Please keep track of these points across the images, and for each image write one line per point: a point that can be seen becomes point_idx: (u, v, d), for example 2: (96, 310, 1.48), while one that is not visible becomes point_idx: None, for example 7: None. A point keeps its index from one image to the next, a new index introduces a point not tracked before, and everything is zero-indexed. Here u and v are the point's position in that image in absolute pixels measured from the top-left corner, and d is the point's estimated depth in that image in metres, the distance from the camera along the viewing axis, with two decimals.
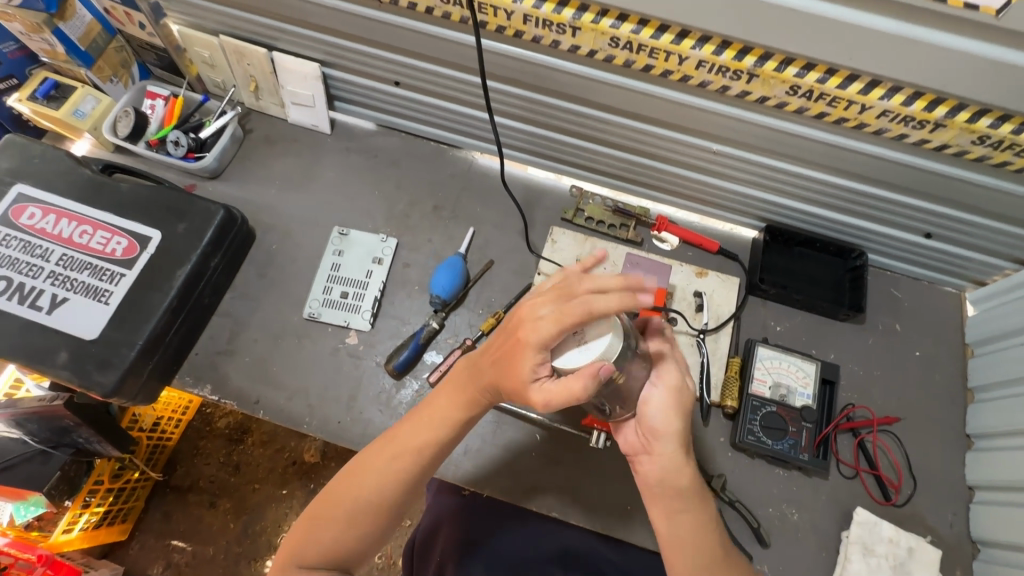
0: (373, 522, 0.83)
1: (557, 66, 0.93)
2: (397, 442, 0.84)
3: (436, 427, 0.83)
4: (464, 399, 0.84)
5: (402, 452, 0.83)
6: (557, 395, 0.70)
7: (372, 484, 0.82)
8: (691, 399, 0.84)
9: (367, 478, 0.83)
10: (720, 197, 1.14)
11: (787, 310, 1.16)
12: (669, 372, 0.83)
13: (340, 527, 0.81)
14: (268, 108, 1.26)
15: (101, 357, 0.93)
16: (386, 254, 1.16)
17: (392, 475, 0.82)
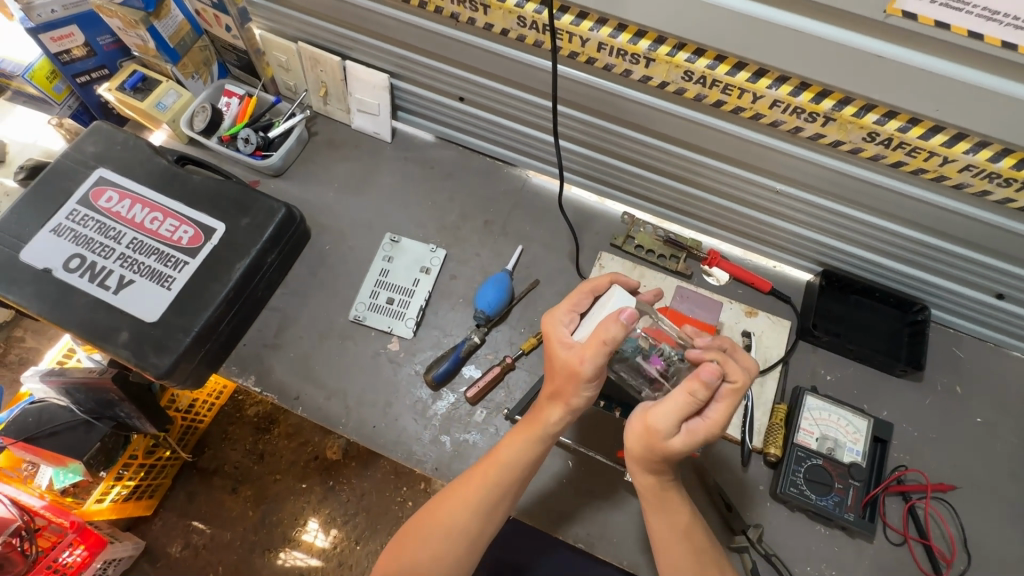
0: (459, 557, 0.83)
1: (626, 94, 0.93)
2: (473, 475, 0.86)
3: (509, 454, 0.86)
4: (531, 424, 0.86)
5: (478, 483, 0.85)
6: (588, 348, 0.76)
7: (454, 516, 0.84)
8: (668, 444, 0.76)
9: (445, 510, 0.85)
10: (777, 237, 1.12)
11: (839, 360, 1.11)
12: (660, 412, 0.76)
13: (428, 553, 0.83)
14: (334, 113, 1.30)
15: (158, 340, 0.96)
16: (434, 264, 1.17)
17: (467, 499, 0.84)
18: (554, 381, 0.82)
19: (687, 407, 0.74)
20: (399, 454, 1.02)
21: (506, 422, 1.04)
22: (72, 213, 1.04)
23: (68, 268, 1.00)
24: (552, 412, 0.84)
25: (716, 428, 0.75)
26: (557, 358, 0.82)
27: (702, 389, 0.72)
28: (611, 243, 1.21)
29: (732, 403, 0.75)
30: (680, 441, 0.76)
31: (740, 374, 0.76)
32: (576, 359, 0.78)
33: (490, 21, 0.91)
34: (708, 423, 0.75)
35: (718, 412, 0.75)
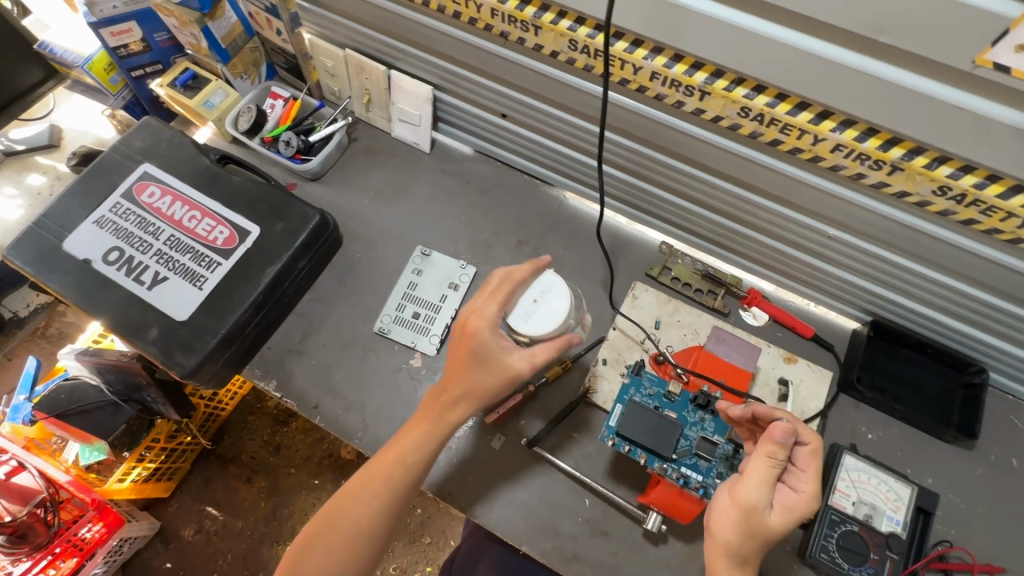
0: (356, 561, 0.81)
1: (675, 125, 0.89)
2: (377, 473, 0.84)
3: (413, 446, 0.85)
4: (435, 418, 0.86)
5: (380, 482, 0.83)
6: (539, 352, 0.85)
7: (353, 518, 0.82)
8: (767, 522, 0.72)
9: (345, 512, 0.82)
10: (825, 282, 1.06)
11: (882, 418, 1.05)
12: (750, 484, 0.73)
13: (324, 559, 0.80)
14: (375, 120, 1.29)
15: (185, 340, 0.97)
16: (463, 281, 1.16)
17: (373, 499, 0.82)
18: (480, 381, 0.84)
19: (772, 473, 0.72)
20: None
21: (523, 452, 1.02)
22: (115, 206, 1.07)
23: (107, 260, 1.02)
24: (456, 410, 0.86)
25: (810, 503, 0.73)
26: (490, 359, 0.83)
27: (782, 450, 0.71)
28: (646, 273, 1.16)
29: (816, 467, 0.75)
30: (779, 517, 0.73)
31: (815, 436, 0.76)
32: (523, 364, 0.84)
33: (540, 42, 0.88)
34: (802, 498, 0.73)
35: (807, 482, 0.74)
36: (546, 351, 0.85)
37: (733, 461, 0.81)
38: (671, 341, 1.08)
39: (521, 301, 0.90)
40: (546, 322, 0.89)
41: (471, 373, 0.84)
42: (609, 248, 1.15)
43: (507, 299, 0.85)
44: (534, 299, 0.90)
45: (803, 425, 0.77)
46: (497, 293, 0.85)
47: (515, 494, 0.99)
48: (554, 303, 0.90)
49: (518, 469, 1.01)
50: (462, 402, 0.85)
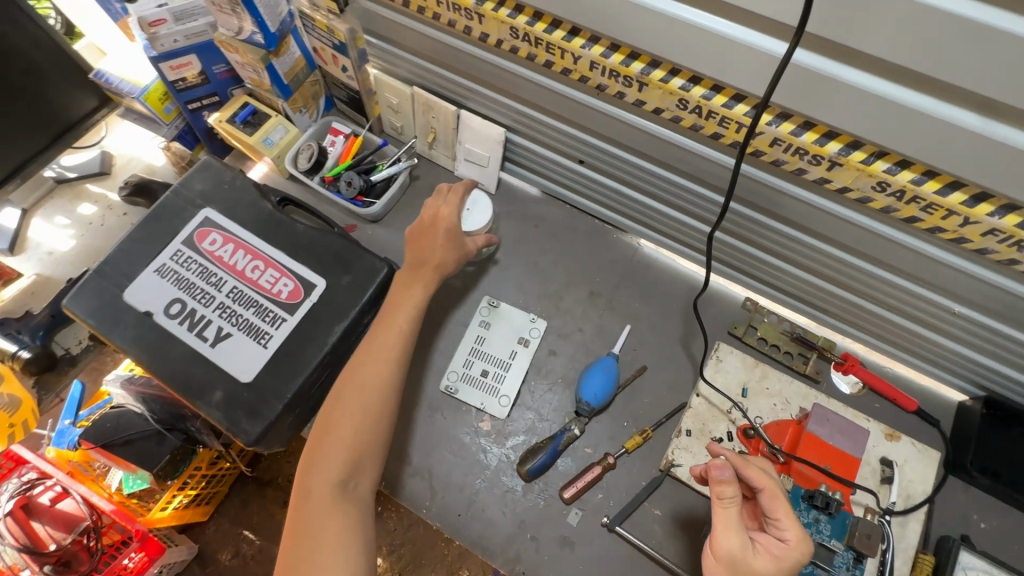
0: (381, 425, 0.84)
1: (790, 191, 0.81)
2: (386, 331, 0.89)
3: (412, 301, 0.92)
4: (425, 278, 0.95)
5: (389, 333, 0.89)
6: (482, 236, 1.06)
7: (367, 385, 0.85)
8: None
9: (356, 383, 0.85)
10: (934, 353, 0.97)
11: (995, 504, 0.96)
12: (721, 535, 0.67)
13: (350, 430, 0.82)
14: (438, 158, 1.23)
15: (251, 404, 0.92)
16: (533, 336, 1.09)
17: (388, 358, 0.87)
18: (443, 249, 0.98)
19: (733, 515, 0.68)
20: (483, 550, 0.95)
21: (602, 530, 0.95)
22: (177, 254, 1.02)
23: (169, 313, 0.98)
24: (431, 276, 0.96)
25: (800, 546, 0.67)
26: (450, 240, 0.99)
27: (728, 487, 0.68)
28: (730, 332, 1.09)
29: (783, 504, 0.70)
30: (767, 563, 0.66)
31: (765, 475, 0.71)
32: (474, 245, 1.04)
33: (642, 98, 0.81)
34: (789, 543, 0.67)
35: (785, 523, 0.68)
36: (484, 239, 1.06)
37: None
38: (760, 412, 1.00)
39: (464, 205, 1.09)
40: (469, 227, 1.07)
41: (437, 243, 0.98)
42: (693, 305, 1.08)
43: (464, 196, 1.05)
44: (467, 208, 1.08)
45: (751, 468, 0.72)
46: (449, 196, 1.04)
47: None
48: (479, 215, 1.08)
49: (598, 550, 0.94)
50: (440, 270, 0.97)
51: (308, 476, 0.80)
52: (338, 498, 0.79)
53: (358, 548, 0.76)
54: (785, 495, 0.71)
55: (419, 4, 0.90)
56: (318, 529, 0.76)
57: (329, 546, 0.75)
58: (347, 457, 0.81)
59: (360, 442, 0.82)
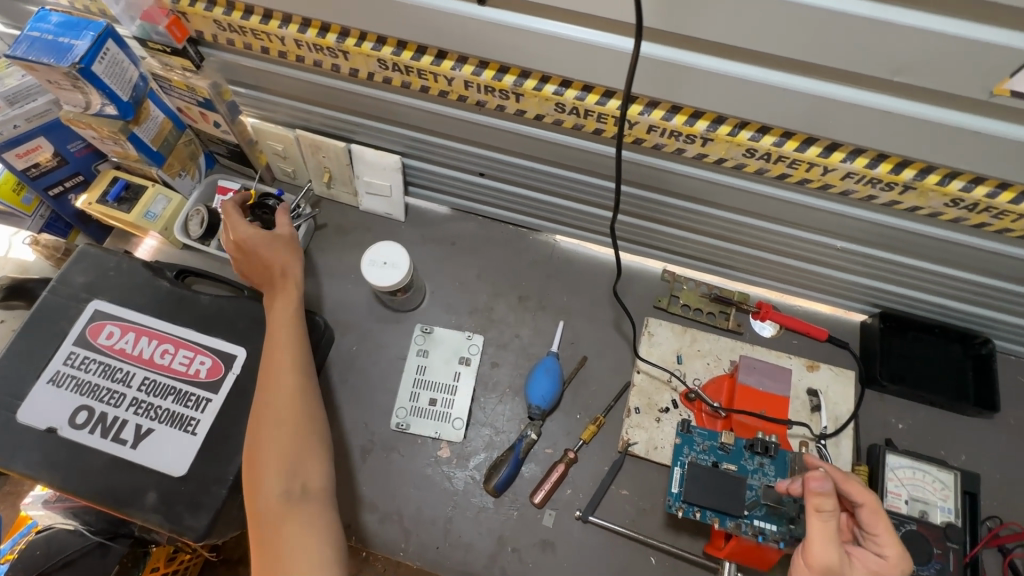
0: (309, 425, 0.81)
1: (675, 170, 0.86)
2: (272, 343, 0.85)
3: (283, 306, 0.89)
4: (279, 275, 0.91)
5: (276, 342, 0.86)
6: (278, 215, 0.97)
7: (280, 395, 0.81)
8: None
9: (274, 382, 0.82)
10: (830, 285, 1.07)
11: (907, 405, 1.07)
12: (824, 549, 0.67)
13: (274, 443, 0.77)
14: (339, 196, 1.20)
15: (192, 498, 0.86)
16: (473, 353, 1.10)
17: (287, 358, 0.84)
18: (263, 254, 0.91)
19: (833, 529, 0.68)
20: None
21: (578, 524, 0.97)
22: (70, 357, 0.92)
23: (76, 424, 0.89)
24: (284, 281, 0.91)
25: (897, 564, 0.72)
26: (259, 241, 0.91)
27: (829, 500, 0.68)
28: (655, 306, 1.14)
29: (885, 525, 0.73)
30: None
31: (866, 492, 0.74)
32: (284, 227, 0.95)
33: (522, 108, 0.83)
34: (888, 561, 0.72)
35: (886, 543, 0.73)
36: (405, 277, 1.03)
37: None
38: (697, 374, 1.06)
39: (389, 245, 1.01)
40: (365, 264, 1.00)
41: (254, 255, 0.91)
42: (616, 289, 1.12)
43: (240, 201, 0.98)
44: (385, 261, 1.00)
45: (851, 483, 0.75)
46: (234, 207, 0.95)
47: (581, 571, 0.95)
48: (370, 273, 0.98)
49: (578, 544, 0.96)
50: (283, 266, 0.92)
51: (251, 494, 0.76)
52: (287, 507, 0.74)
53: (323, 548, 0.73)
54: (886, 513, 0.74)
55: (279, 49, 0.87)
56: (273, 538, 0.73)
57: (295, 561, 0.71)
58: (282, 465, 0.76)
59: (294, 452, 0.78)
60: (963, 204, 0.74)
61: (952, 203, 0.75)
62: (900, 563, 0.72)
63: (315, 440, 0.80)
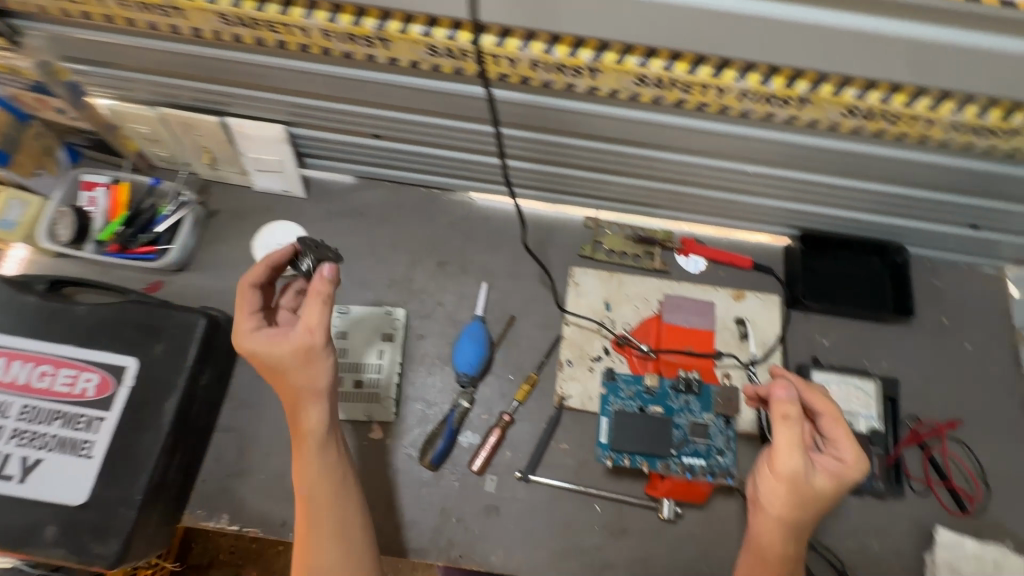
0: (348, 506, 0.80)
1: (571, 108, 0.80)
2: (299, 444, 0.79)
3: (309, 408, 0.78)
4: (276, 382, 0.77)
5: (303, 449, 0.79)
6: (309, 313, 0.74)
7: (322, 490, 0.79)
8: (813, 487, 0.74)
9: (328, 480, 0.80)
10: (750, 212, 1.05)
11: (831, 322, 1.09)
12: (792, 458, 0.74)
13: (330, 555, 0.77)
14: (229, 178, 1.09)
15: (97, 524, 0.80)
16: (396, 328, 1.04)
17: (324, 475, 0.79)
18: (281, 357, 0.74)
19: (796, 434, 0.73)
20: (415, 553, 0.93)
21: (521, 484, 0.96)
22: None
23: None
24: (312, 404, 0.77)
25: (859, 465, 0.75)
26: (271, 354, 0.74)
27: (792, 405, 0.73)
28: (580, 255, 1.10)
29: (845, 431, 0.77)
30: (830, 482, 0.75)
31: (826, 399, 0.78)
32: (306, 336, 0.74)
33: (393, 55, 0.75)
34: (849, 464, 0.75)
35: (846, 448, 0.76)
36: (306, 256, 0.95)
37: (728, 434, 0.81)
38: (626, 318, 1.05)
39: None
40: None
41: (285, 373, 0.75)
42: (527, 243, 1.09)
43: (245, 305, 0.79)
44: None
45: (814, 393, 0.79)
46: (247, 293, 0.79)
47: (527, 530, 0.94)
48: None
49: (521, 504, 0.95)
50: (294, 360, 0.74)
51: None
52: None
53: None
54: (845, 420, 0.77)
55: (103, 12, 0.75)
56: None
57: None
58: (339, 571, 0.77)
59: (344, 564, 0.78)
60: (858, 113, 0.72)
61: (847, 113, 0.72)
62: (861, 465, 0.75)
63: (365, 543, 0.80)
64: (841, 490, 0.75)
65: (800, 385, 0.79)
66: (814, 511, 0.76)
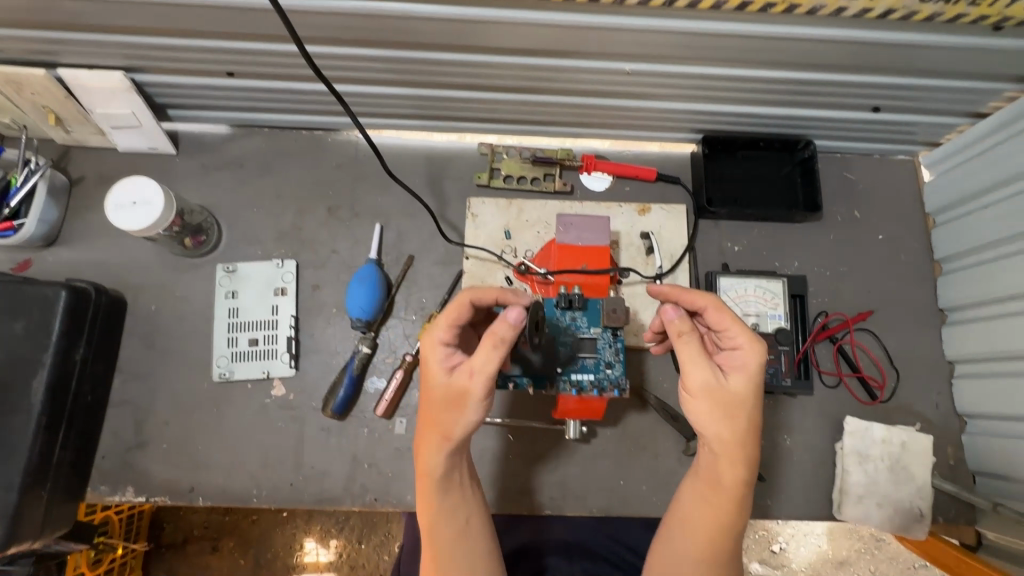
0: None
1: (412, 13, 0.73)
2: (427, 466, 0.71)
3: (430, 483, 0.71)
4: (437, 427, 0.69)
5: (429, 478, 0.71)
6: (476, 356, 0.68)
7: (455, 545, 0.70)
8: (738, 395, 0.69)
9: (438, 491, 0.71)
10: (648, 118, 0.99)
11: (742, 226, 1.06)
12: (699, 370, 0.69)
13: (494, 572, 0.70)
14: (87, 139, 1.01)
15: None
16: (288, 280, 0.99)
17: (459, 519, 0.71)
18: (447, 421, 0.69)
19: (694, 344, 0.70)
20: (330, 502, 0.92)
21: None
22: None
23: None
24: (442, 449, 0.70)
25: (754, 349, 0.71)
26: (435, 377, 0.70)
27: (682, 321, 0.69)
28: (477, 184, 1.05)
29: (732, 319, 0.73)
30: (738, 379, 0.69)
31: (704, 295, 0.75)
32: (464, 379, 0.68)
33: None
34: (747, 350, 0.70)
35: (738, 337, 0.72)
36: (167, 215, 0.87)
37: (616, 345, 0.78)
38: (528, 245, 1.01)
39: (139, 180, 0.86)
40: (110, 212, 0.84)
41: (437, 419, 0.69)
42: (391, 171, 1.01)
43: (458, 317, 0.72)
44: (132, 201, 0.85)
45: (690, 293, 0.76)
46: (428, 350, 0.72)
47: None
48: (120, 218, 0.84)
49: None
50: (439, 444, 0.70)
51: None
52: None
53: None
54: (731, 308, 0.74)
55: None
56: None
57: None
58: None
59: None
60: None
61: None
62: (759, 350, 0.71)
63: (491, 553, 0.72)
64: (755, 383, 0.70)
65: (676, 293, 0.76)
66: (745, 421, 0.69)
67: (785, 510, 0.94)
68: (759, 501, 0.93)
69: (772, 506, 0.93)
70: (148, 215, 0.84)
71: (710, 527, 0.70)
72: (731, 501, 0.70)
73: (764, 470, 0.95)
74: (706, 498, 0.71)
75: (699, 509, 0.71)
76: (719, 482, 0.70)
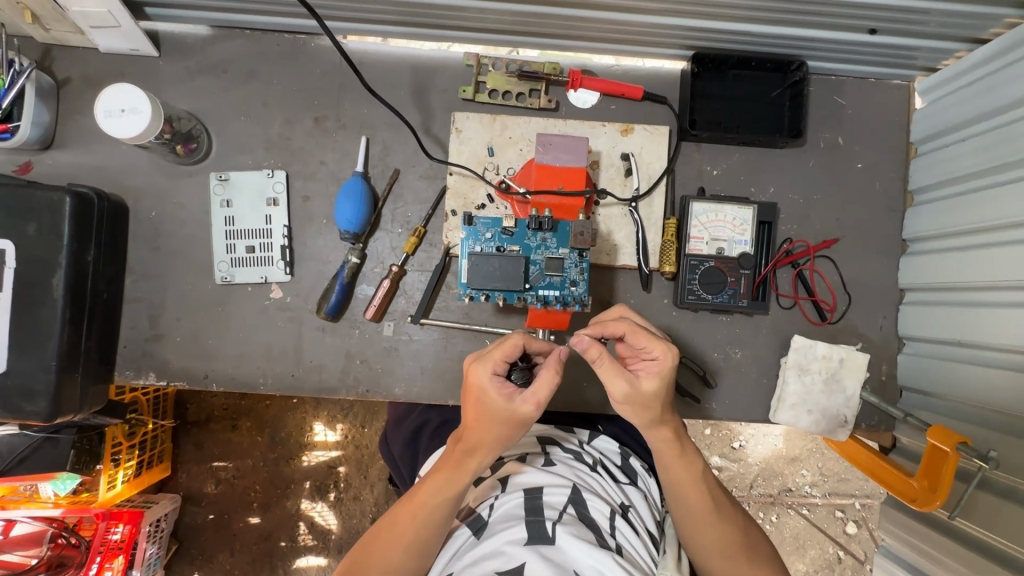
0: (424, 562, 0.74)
1: None
2: (463, 457, 0.74)
3: (451, 471, 0.74)
4: (492, 439, 0.73)
5: (458, 467, 0.74)
6: (541, 387, 0.72)
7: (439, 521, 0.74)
8: (654, 396, 0.76)
9: (464, 484, 0.74)
10: (639, 32, 0.96)
11: (724, 150, 1.07)
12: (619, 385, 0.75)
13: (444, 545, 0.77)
14: (66, 38, 1.00)
15: (22, 388, 0.89)
16: (278, 190, 1.03)
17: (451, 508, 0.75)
18: (495, 427, 0.73)
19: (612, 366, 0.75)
20: (328, 391, 1.05)
21: (416, 326, 1.04)
22: None
23: None
24: (484, 449, 0.74)
25: (665, 359, 0.76)
26: (505, 397, 0.72)
27: (593, 350, 0.73)
28: (462, 98, 1.05)
29: (644, 333, 0.78)
30: (650, 382, 0.76)
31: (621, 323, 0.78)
32: (533, 408, 0.72)
33: None
34: (659, 361, 0.77)
35: (651, 344, 0.77)
36: (158, 126, 0.89)
37: (581, 265, 0.87)
38: (510, 163, 1.03)
39: (126, 87, 0.87)
40: (100, 118, 0.86)
41: (479, 413, 0.73)
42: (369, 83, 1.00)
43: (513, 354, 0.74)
44: (122, 108, 0.87)
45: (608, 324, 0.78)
46: (491, 366, 0.73)
47: (424, 366, 1.05)
48: (112, 127, 0.86)
49: (418, 343, 1.05)
50: (484, 448, 0.74)
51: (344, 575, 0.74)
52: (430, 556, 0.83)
53: None
54: (644, 328, 0.77)
55: None
56: None
57: None
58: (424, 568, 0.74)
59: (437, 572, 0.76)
60: None
61: None
62: (669, 351, 0.76)
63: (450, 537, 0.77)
64: (667, 381, 0.77)
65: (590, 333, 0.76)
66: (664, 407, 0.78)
67: (729, 412, 1.06)
68: (707, 405, 1.05)
69: (718, 409, 1.05)
70: (140, 127, 0.87)
71: (689, 479, 0.81)
72: (680, 454, 0.81)
73: (715, 378, 1.06)
74: (664, 463, 0.82)
75: (671, 476, 0.82)
76: (664, 447, 0.80)
